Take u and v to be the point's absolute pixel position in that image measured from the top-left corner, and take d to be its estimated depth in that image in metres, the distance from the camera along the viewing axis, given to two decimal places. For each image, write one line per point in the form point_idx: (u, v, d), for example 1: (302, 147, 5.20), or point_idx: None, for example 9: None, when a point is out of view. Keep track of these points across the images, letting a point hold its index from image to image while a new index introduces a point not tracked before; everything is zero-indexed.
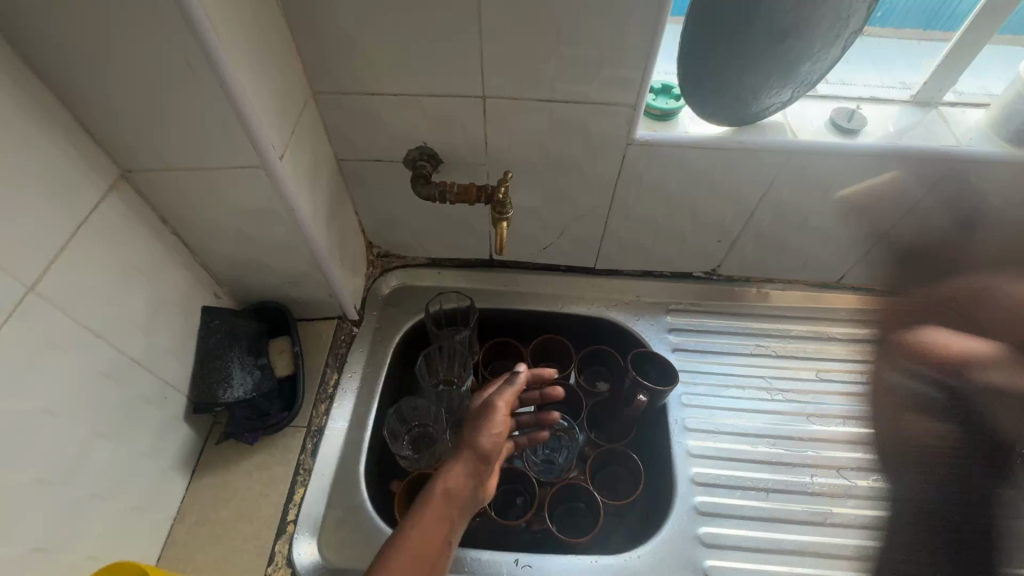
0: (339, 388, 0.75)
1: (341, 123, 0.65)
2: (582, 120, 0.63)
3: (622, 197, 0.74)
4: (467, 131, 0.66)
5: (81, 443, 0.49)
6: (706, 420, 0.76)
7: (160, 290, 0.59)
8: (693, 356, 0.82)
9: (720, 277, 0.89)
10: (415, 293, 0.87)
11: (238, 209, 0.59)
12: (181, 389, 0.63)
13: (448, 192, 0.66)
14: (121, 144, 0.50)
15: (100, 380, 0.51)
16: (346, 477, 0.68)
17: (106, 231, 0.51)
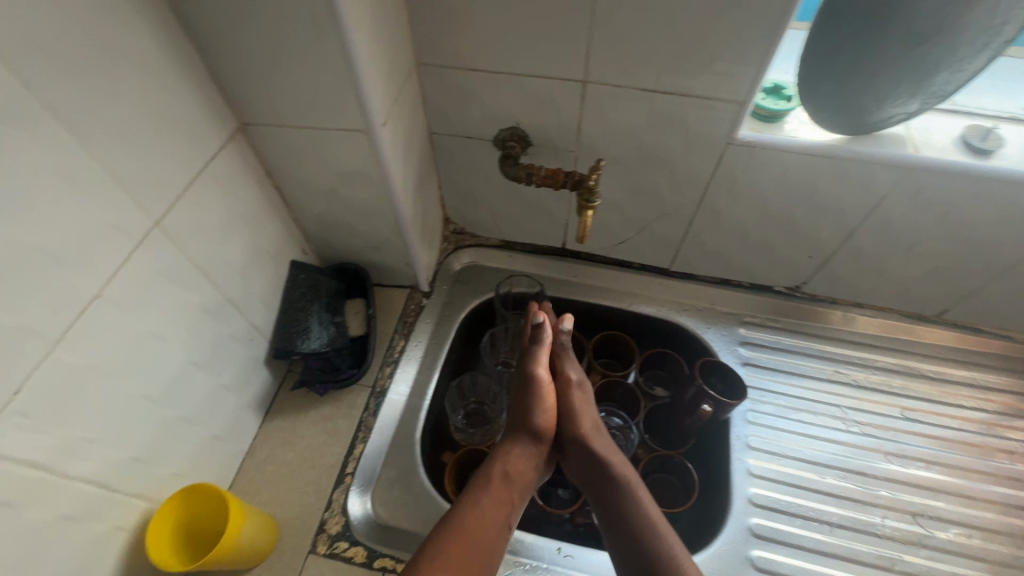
0: (404, 354, 0.77)
1: (439, 97, 0.67)
2: (683, 114, 0.61)
3: (711, 199, 0.71)
4: (562, 115, 0.65)
5: (181, 371, 0.53)
6: (770, 441, 0.72)
7: (258, 239, 0.63)
8: (764, 373, 0.78)
9: (803, 295, 0.84)
10: (485, 272, 0.88)
11: (336, 171, 0.61)
12: (265, 335, 0.67)
13: (534, 175, 0.66)
14: (243, 98, 0.54)
15: (202, 316, 0.55)
16: (403, 440, 0.70)
17: (221, 178, 0.55)
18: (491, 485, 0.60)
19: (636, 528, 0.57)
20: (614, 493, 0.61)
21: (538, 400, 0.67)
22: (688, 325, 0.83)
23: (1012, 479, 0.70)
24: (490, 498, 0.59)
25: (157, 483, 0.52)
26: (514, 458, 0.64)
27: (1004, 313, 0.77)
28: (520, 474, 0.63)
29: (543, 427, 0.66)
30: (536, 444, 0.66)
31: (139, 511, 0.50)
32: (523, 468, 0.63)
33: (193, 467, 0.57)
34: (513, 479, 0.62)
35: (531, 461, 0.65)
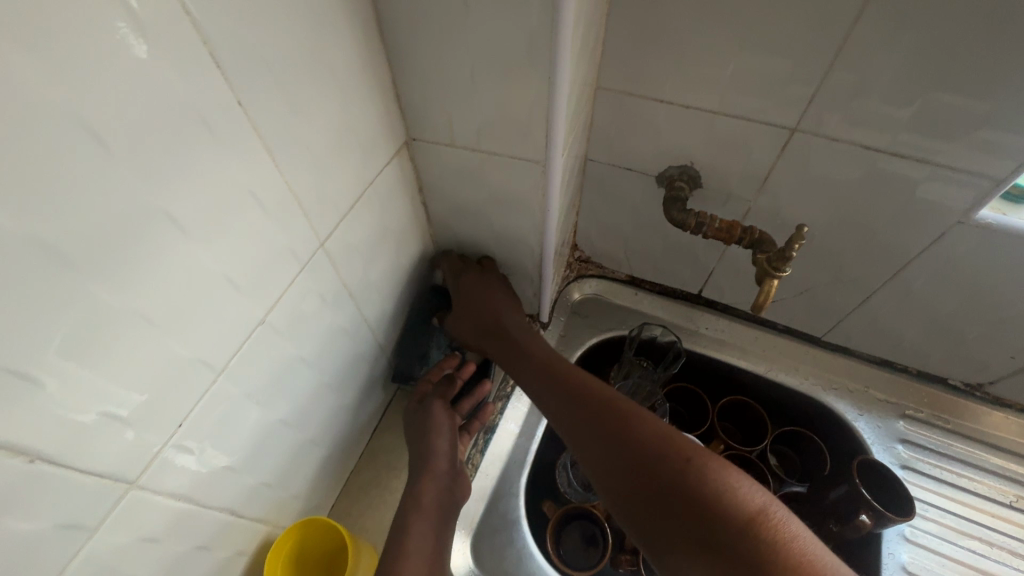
0: (517, 389, 0.72)
1: (610, 123, 0.60)
2: (910, 182, 0.51)
3: (907, 277, 0.60)
4: (750, 161, 0.57)
5: (315, 393, 0.50)
6: (931, 569, 0.62)
7: (399, 255, 0.59)
8: (926, 482, 0.67)
9: (984, 395, 0.71)
10: (607, 308, 0.81)
11: (493, 196, 0.56)
12: (386, 352, 0.64)
13: (706, 226, 0.58)
14: (418, 111, 0.49)
15: (342, 336, 0.52)
16: (509, 485, 0.66)
17: (381, 194, 0.51)
18: (419, 516, 0.51)
19: (654, 477, 0.41)
20: (620, 444, 0.45)
21: (434, 425, 0.59)
22: (836, 407, 0.72)
23: None
24: (422, 531, 0.50)
25: (277, 505, 0.50)
26: (431, 485, 0.54)
27: None
28: (440, 503, 0.54)
29: (443, 449, 0.58)
30: (447, 472, 0.56)
31: (261, 536, 0.48)
32: (440, 497, 0.54)
33: (309, 488, 0.55)
34: (437, 510, 0.53)
35: (444, 475, 0.56)
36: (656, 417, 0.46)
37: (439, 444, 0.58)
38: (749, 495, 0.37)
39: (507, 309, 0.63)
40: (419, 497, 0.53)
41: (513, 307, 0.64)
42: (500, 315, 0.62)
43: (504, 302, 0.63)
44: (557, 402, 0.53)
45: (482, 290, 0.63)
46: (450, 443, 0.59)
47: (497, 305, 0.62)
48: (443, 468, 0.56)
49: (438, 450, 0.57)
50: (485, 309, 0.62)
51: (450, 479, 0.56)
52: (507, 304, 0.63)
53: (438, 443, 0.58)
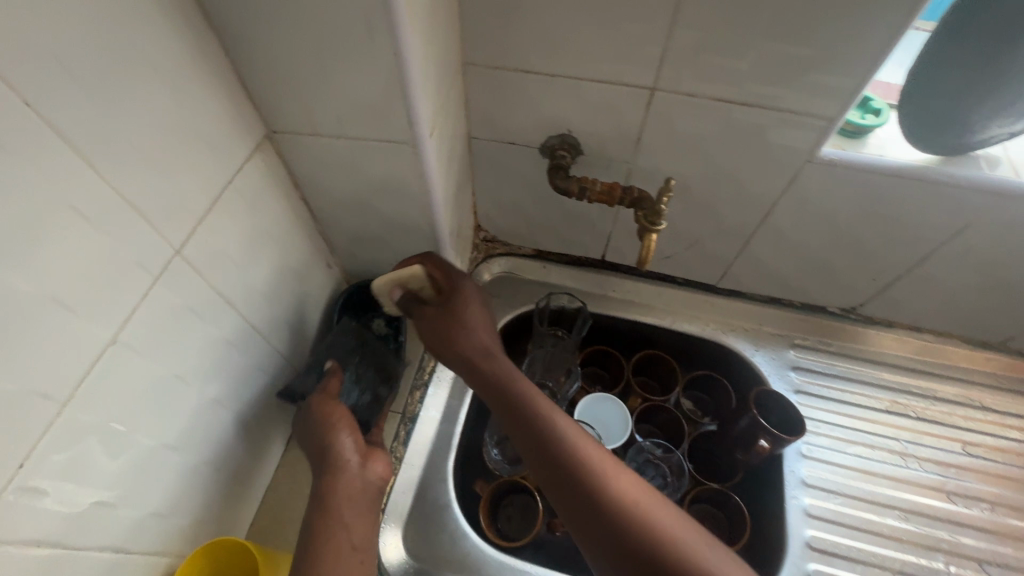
0: (435, 375, 0.72)
1: (483, 99, 0.60)
2: (762, 129, 0.55)
3: (776, 218, 0.65)
4: (621, 124, 0.59)
5: (201, 411, 0.48)
6: (827, 477, 0.68)
7: (283, 257, 0.57)
8: (817, 402, 0.74)
9: (858, 317, 0.78)
10: (517, 284, 0.82)
11: (373, 184, 0.55)
12: (288, 360, 0.61)
13: (588, 190, 0.60)
14: (272, 102, 0.47)
15: (226, 349, 0.50)
16: (435, 471, 0.65)
17: (246, 193, 0.49)
18: (334, 523, 0.48)
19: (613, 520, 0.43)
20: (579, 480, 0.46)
21: (330, 423, 0.54)
22: (735, 347, 0.77)
23: None
24: (338, 538, 0.48)
25: (175, 535, 0.47)
26: (348, 480, 0.51)
27: None
28: (354, 503, 0.50)
29: (348, 446, 0.53)
30: (358, 464, 0.53)
31: (161, 569, 0.46)
32: (352, 496, 0.51)
33: (213, 512, 0.52)
34: (352, 510, 0.50)
35: (355, 468, 0.52)
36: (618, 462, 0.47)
37: (346, 444, 0.53)
38: (666, 527, 0.42)
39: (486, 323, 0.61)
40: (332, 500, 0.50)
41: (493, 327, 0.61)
42: (468, 324, 0.59)
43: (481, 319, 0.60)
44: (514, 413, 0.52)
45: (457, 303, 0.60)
46: (355, 436, 0.54)
47: (481, 325, 0.60)
48: (352, 458, 0.53)
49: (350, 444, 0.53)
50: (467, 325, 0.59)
51: (360, 470, 0.52)
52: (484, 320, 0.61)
53: (345, 439, 0.53)
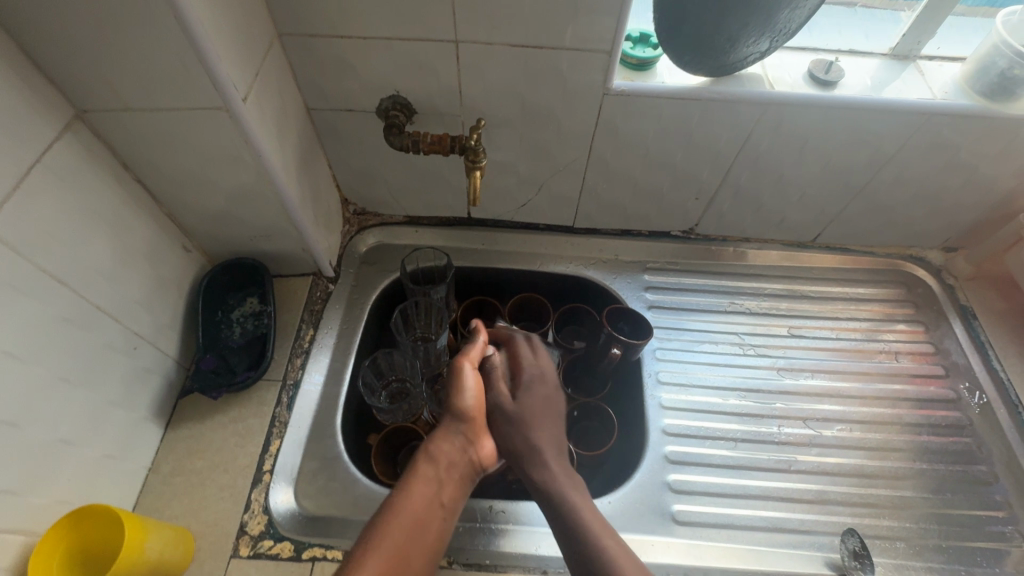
0: (315, 343, 0.74)
1: (309, 68, 0.64)
2: (557, 68, 0.63)
3: (599, 151, 0.73)
4: (440, 78, 0.65)
5: (44, 387, 0.49)
6: (678, 374, 0.77)
7: (125, 238, 0.58)
8: (669, 313, 0.83)
9: (698, 236, 0.89)
10: (393, 250, 0.86)
11: (204, 156, 0.57)
12: (152, 341, 0.63)
13: (420, 142, 0.66)
14: (75, 81, 0.49)
15: (67, 327, 0.51)
16: (322, 428, 0.68)
17: (62, 172, 0.50)
18: (422, 473, 0.57)
19: (586, 565, 0.51)
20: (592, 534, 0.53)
21: (463, 383, 0.64)
22: (597, 277, 0.85)
23: (883, 375, 0.78)
24: (429, 486, 0.56)
25: (34, 512, 0.48)
26: (443, 445, 0.60)
27: (866, 231, 0.86)
28: (451, 475, 0.59)
29: (467, 408, 0.63)
30: (464, 440, 0.62)
31: (18, 546, 0.47)
32: (449, 458, 0.60)
33: (80, 490, 0.53)
34: (444, 467, 0.59)
35: (458, 446, 0.61)
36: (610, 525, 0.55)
37: (467, 402, 0.63)
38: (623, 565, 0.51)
39: (551, 378, 0.68)
40: (426, 460, 0.58)
41: (551, 381, 0.68)
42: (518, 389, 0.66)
43: (542, 379, 0.68)
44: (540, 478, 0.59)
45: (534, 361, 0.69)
46: (478, 410, 0.64)
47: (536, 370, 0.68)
48: (462, 435, 0.62)
49: (468, 420, 0.63)
50: (541, 378, 0.67)
51: (466, 447, 0.61)
52: (548, 377, 0.68)
53: (464, 404, 0.63)
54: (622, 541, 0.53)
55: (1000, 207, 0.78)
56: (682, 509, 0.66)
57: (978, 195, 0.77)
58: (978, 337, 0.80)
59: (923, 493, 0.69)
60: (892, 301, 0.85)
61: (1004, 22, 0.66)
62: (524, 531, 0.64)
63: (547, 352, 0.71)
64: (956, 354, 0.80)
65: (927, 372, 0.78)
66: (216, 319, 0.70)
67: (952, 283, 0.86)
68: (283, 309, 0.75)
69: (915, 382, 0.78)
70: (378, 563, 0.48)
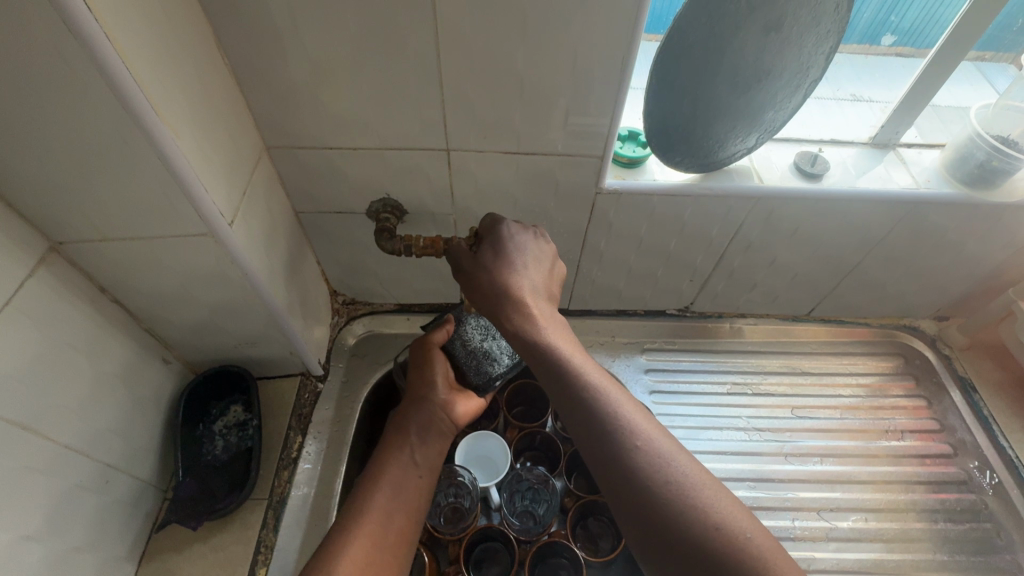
0: (304, 452, 0.70)
1: (298, 175, 0.63)
2: (549, 171, 0.63)
3: (593, 242, 0.73)
4: (432, 181, 0.64)
5: (6, 547, 0.45)
6: None
7: (99, 365, 0.54)
8: (670, 398, 0.81)
9: (694, 313, 0.88)
10: (384, 340, 0.84)
11: (186, 276, 0.55)
12: (126, 469, 0.58)
13: (412, 246, 0.64)
14: (49, 217, 0.46)
15: (31, 476, 0.47)
16: (311, 550, 0.63)
17: (33, 311, 0.47)
18: (393, 443, 0.55)
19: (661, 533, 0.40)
20: (694, 517, 0.40)
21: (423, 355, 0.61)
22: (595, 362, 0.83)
23: (892, 456, 0.76)
24: (399, 449, 0.54)
25: None
26: (412, 411, 0.58)
27: (860, 304, 0.86)
28: (426, 430, 0.57)
29: (433, 375, 0.60)
30: (433, 400, 0.59)
31: None
32: (421, 421, 0.57)
33: None
34: (417, 432, 0.56)
35: (429, 407, 0.58)
36: (681, 450, 0.43)
37: (431, 371, 0.60)
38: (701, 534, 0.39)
39: (532, 259, 0.56)
40: (394, 430, 0.57)
41: (532, 267, 0.55)
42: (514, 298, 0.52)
43: (526, 259, 0.56)
44: (606, 434, 0.44)
45: (513, 255, 0.55)
46: (444, 377, 0.61)
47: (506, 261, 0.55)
48: (432, 397, 0.59)
49: (434, 382, 0.60)
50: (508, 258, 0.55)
51: (435, 408, 0.58)
52: (531, 264, 0.56)
53: (427, 375, 0.60)
54: (713, 479, 0.42)
55: (988, 280, 0.79)
56: None
57: (967, 270, 0.78)
58: (980, 411, 0.80)
59: None
60: (891, 375, 0.85)
61: (977, 114, 0.69)
62: None
63: (519, 234, 0.57)
64: (961, 431, 0.79)
65: (935, 451, 0.77)
66: (194, 436, 0.65)
67: (948, 354, 0.86)
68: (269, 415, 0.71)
69: (924, 463, 0.76)
70: (360, 531, 0.46)
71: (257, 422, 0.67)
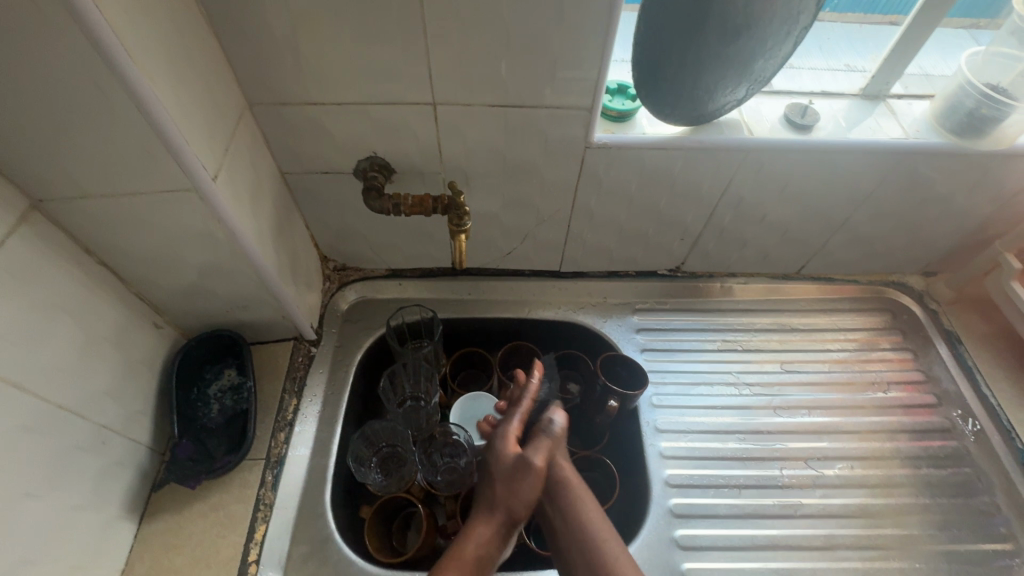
0: (300, 414, 0.71)
1: (283, 134, 0.62)
2: (539, 125, 0.62)
3: (583, 200, 0.72)
4: (419, 138, 0.63)
5: (6, 504, 0.45)
6: (676, 420, 0.76)
7: (89, 326, 0.54)
8: (662, 355, 0.82)
9: (685, 274, 0.88)
10: (377, 306, 0.84)
11: (174, 235, 0.54)
12: (122, 431, 0.58)
13: (401, 205, 0.64)
14: (30, 173, 0.45)
15: (26, 434, 0.47)
16: (310, 507, 0.64)
17: (17, 269, 0.46)
18: (454, 574, 0.50)
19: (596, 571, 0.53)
20: None
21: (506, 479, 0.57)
22: (587, 322, 0.84)
23: (878, 407, 0.78)
24: None
25: None
26: (479, 539, 0.53)
27: (849, 261, 0.86)
28: (488, 563, 0.52)
29: (519, 512, 0.55)
30: (506, 527, 0.54)
31: None
32: (483, 552, 0.52)
33: None
34: (480, 564, 0.51)
35: (492, 540, 0.53)
36: None
37: (512, 504, 0.55)
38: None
39: (574, 436, 0.64)
40: (455, 561, 0.51)
41: (573, 444, 0.63)
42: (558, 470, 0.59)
43: (570, 445, 0.63)
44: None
45: (565, 437, 0.62)
46: (519, 502, 0.56)
47: (561, 436, 0.61)
48: (495, 525, 0.54)
49: (498, 505, 0.55)
50: (561, 442, 0.61)
51: (500, 540, 0.54)
52: (572, 450, 0.63)
53: (501, 495, 0.56)
54: None
55: (974, 233, 0.80)
56: (693, 566, 0.64)
57: (955, 223, 0.78)
58: (966, 362, 0.81)
59: (928, 529, 0.68)
60: (879, 329, 0.86)
61: (968, 63, 0.68)
62: None
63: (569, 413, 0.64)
64: (946, 381, 0.80)
65: (920, 401, 0.79)
66: (190, 399, 0.66)
67: (935, 308, 0.87)
68: (264, 378, 0.72)
69: (909, 413, 0.78)
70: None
71: (252, 384, 0.67)
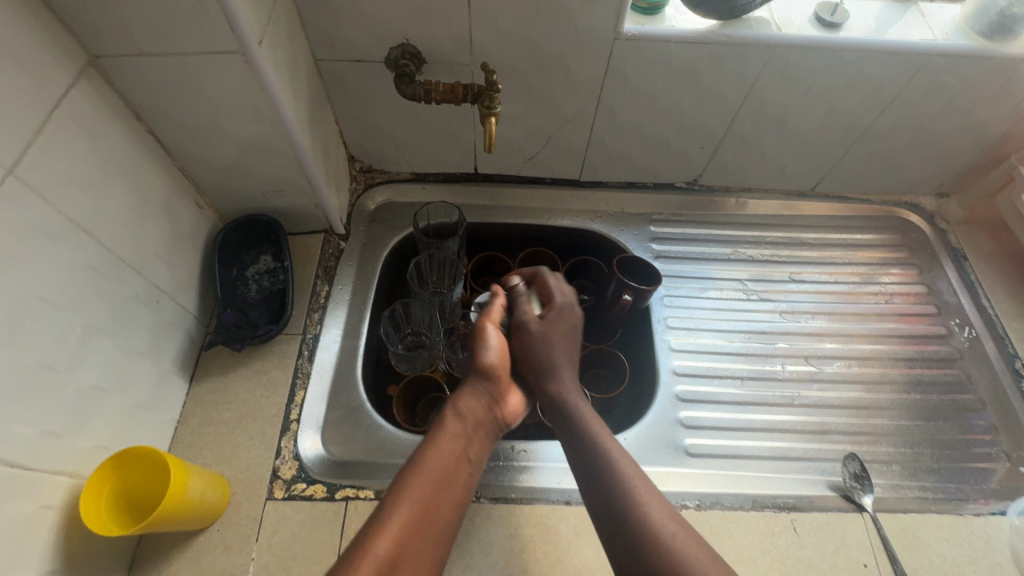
0: (331, 299, 0.75)
1: (317, 14, 0.63)
2: (569, 12, 0.63)
3: (608, 99, 0.74)
4: (451, 24, 0.64)
5: (79, 336, 0.50)
6: (685, 319, 0.80)
7: (141, 189, 0.57)
8: (675, 263, 0.85)
9: (701, 188, 0.90)
10: (401, 207, 0.87)
11: (218, 104, 0.57)
12: (172, 295, 0.63)
13: (432, 91, 0.66)
14: (88, 25, 0.48)
15: (94, 277, 0.52)
16: (344, 379, 0.70)
17: (78, 120, 0.49)
18: (450, 427, 0.55)
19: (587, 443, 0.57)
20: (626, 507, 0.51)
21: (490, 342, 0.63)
22: (603, 230, 0.87)
23: (878, 314, 0.82)
24: (455, 436, 0.55)
25: (79, 456, 0.50)
26: (469, 396, 0.59)
27: (863, 178, 0.88)
28: (480, 418, 0.58)
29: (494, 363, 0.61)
30: (488, 385, 0.61)
31: (67, 486, 0.48)
32: (476, 414, 0.58)
33: (117, 438, 0.55)
34: (473, 424, 0.57)
35: (483, 401, 0.59)
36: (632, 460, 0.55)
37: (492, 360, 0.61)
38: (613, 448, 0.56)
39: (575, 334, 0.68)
40: (452, 416, 0.57)
41: (571, 345, 0.67)
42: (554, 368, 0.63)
43: (564, 332, 0.67)
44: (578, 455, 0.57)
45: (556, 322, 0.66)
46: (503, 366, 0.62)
47: (558, 333, 0.66)
48: (490, 393, 0.61)
49: (495, 379, 0.61)
50: (557, 340, 0.65)
51: (490, 406, 0.60)
52: (568, 340, 0.67)
53: (489, 364, 0.61)
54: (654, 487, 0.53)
55: (991, 150, 0.81)
56: (695, 443, 0.69)
57: (974, 138, 0.79)
58: (968, 278, 0.84)
59: (914, 420, 0.73)
60: (886, 246, 0.89)
61: None
62: (532, 468, 0.66)
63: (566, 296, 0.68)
64: (947, 294, 0.83)
65: (920, 311, 0.82)
66: (230, 274, 0.70)
67: (944, 227, 0.89)
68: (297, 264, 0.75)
69: (908, 320, 0.82)
70: (406, 511, 0.48)
71: (288, 265, 0.71)
